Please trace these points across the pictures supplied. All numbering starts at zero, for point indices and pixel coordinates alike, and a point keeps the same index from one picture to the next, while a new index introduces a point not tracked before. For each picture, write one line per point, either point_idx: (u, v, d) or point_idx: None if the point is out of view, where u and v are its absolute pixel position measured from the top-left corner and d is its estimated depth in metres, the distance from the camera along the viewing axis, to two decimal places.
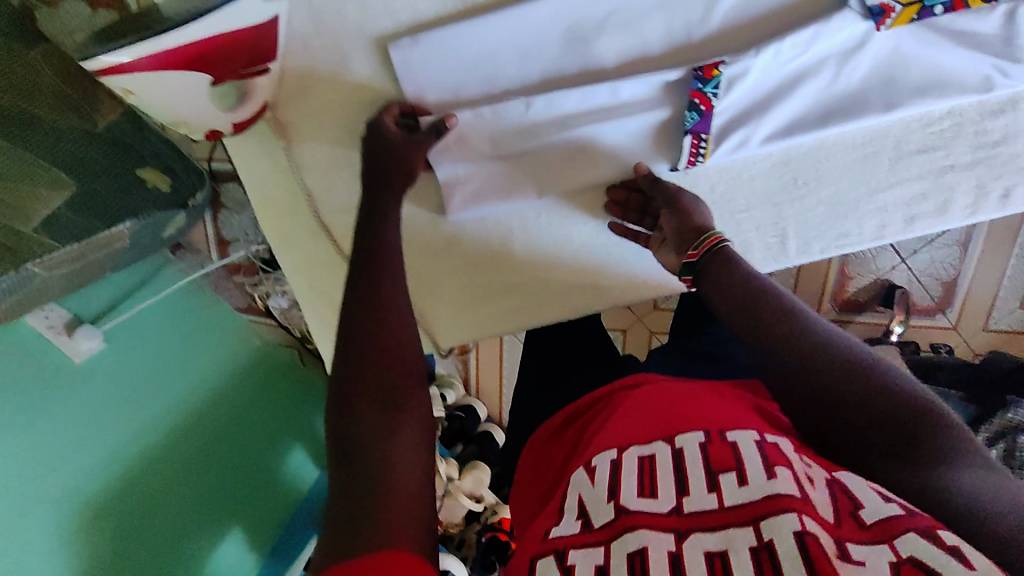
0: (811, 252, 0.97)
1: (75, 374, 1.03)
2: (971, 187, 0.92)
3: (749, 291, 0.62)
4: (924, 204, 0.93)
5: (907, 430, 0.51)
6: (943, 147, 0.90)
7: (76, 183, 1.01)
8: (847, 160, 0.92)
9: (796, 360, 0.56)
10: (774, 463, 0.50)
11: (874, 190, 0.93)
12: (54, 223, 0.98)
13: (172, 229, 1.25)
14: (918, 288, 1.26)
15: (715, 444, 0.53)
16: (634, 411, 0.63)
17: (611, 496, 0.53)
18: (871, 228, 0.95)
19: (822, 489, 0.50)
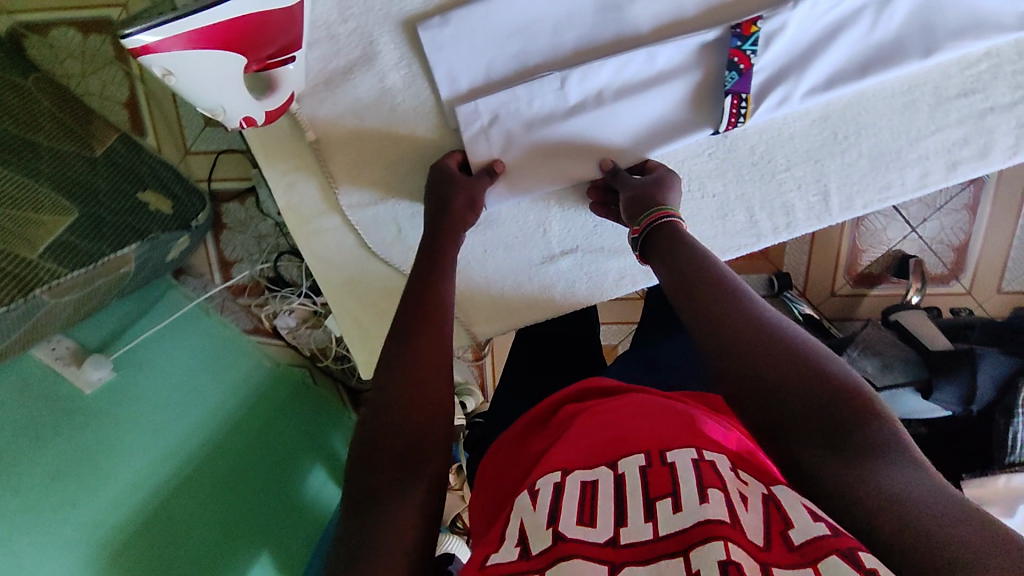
0: (859, 211, 0.77)
1: (87, 406, 0.99)
2: (1010, 127, 0.74)
3: (688, 267, 0.59)
4: (965, 148, 0.75)
5: (830, 420, 0.47)
6: (988, 84, 0.73)
7: (77, 207, 1.02)
8: (907, 101, 0.74)
9: (735, 333, 0.52)
10: (708, 483, 0.45)
11: (914, 136, 0.75)
12: (58, 247, 0.95)
13: (175, 253, 1.22)
14: (930, 255, 1.28)
15: (654, 468, 0.48)
16: (588, 430, 0.56)
17: (550, 522, 0.45)
18: (916, 179, 0.76)
19: (754, 509, 0.45)
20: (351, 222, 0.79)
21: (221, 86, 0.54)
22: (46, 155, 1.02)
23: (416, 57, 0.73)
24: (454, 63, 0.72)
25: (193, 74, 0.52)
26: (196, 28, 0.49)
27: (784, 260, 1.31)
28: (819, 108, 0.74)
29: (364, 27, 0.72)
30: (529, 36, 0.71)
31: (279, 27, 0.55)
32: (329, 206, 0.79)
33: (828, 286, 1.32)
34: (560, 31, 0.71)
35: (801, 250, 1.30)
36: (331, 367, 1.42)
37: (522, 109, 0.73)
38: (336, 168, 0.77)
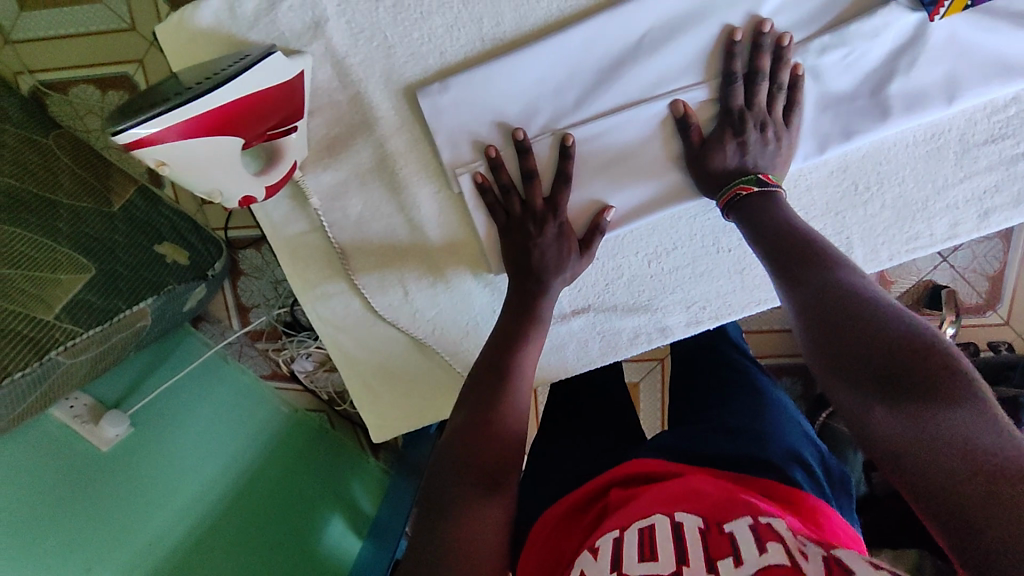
0: (884, 261, 0.75)
1: (104, 464, 0.98)
2: None
3: (783, 234, 0.60)
4: (996, 196, 0.72)
5: (904, 365, 0.48)
6: (1015, 131, 0.69)
7: (95, 264, 1.03)
8: (930, 150, 0.71)
9: (823, 296, 0.54)
10: (766, 539, 0.45)
11: (940, 185, 0.72)
12: (74, 307, 0.96)
13: (191, 302, 1.22)
14: (963, 284, 1.23)
15: (712, 533, 0.48)
16: (646, 494, 0.56)
17: (613, 566, 0.46)
18: (945, 229, 0.73)
19: (819, 552, 0.44)
20: (356, 286, 0.79)
21: (215, 161, 0.55)
22: (63, 213, 1.04)
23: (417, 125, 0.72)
24: (455, 129, 0.70)
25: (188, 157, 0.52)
26: (191, 116, 0.50)
27: None
28: (834, 161, 0.71)
29: (363, 92, 0.70)
30: (531, 96, 0.69)
31: (278, 101, 0.57)
32: (335, 272, 0.79)
33: None
34: (563, 90, 0.69)
35: None
36: (348, 409, 1.40)
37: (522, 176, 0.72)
38: (342, 235, 0.76)
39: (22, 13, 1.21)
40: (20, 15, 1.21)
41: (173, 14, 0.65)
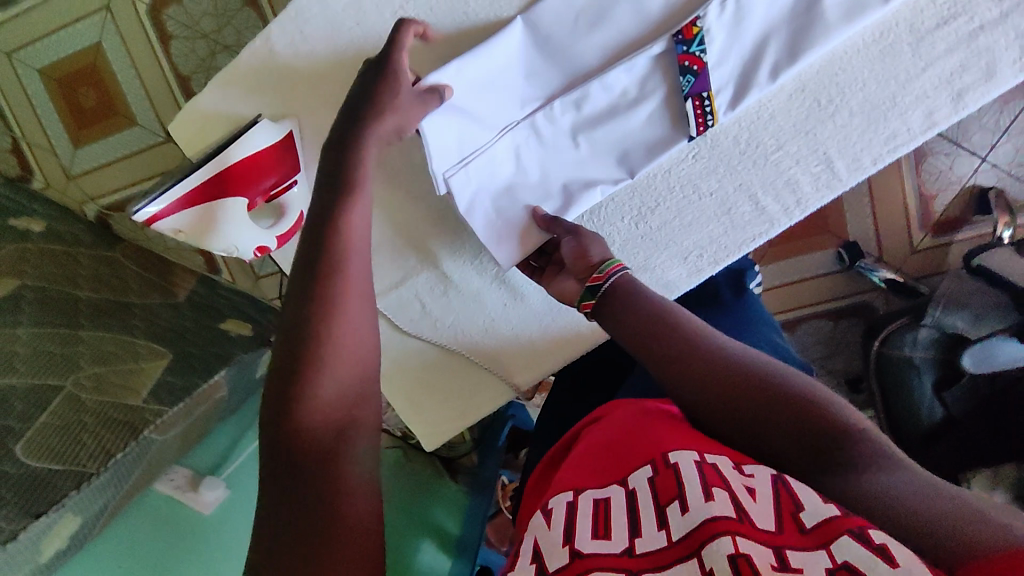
0: (869, 170, 0.61)
1: (208, 528, 1.07)
2: (1011, 37, 0.56)
3: (651, 310, 0.55)
4: (965, 74, 0.58)
5: (820, 442, 0.45)
6: (968, 5, 0.56)
7: (171, 349, 1.16)
8: (882, 47, 0.58)
9: (705, 378, 0.50)
10: (712, 483, 0.43)
11: (902, 80, 0.58)
12: (159, 389, 1.07)
13: (262, 367, 1.31)
14: (1012, 182, 1.16)
15: (660, 473, 0.45)
16: (594, 446, 0.54)
17: (566, 538, 0.43)
18: (923, 122, 0.59)
19: (763, 499, 0.42)
20: None
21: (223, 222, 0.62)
22: (137, 313, 1.21)
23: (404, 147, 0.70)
24: None
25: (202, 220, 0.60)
26: (201, 181, 0.59)
27: (847, 227, 1.23)
28: (788, 83, 0.60)
29: None
30: None
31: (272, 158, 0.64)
32: None
33: (906, 243, 1.22)
34: None
35: (863, 213, 1.22)
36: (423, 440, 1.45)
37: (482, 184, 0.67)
38: None
39: (77, 149, 1.41)
40: (77, 152, 1.41)
41: (179, 112, 0.68)
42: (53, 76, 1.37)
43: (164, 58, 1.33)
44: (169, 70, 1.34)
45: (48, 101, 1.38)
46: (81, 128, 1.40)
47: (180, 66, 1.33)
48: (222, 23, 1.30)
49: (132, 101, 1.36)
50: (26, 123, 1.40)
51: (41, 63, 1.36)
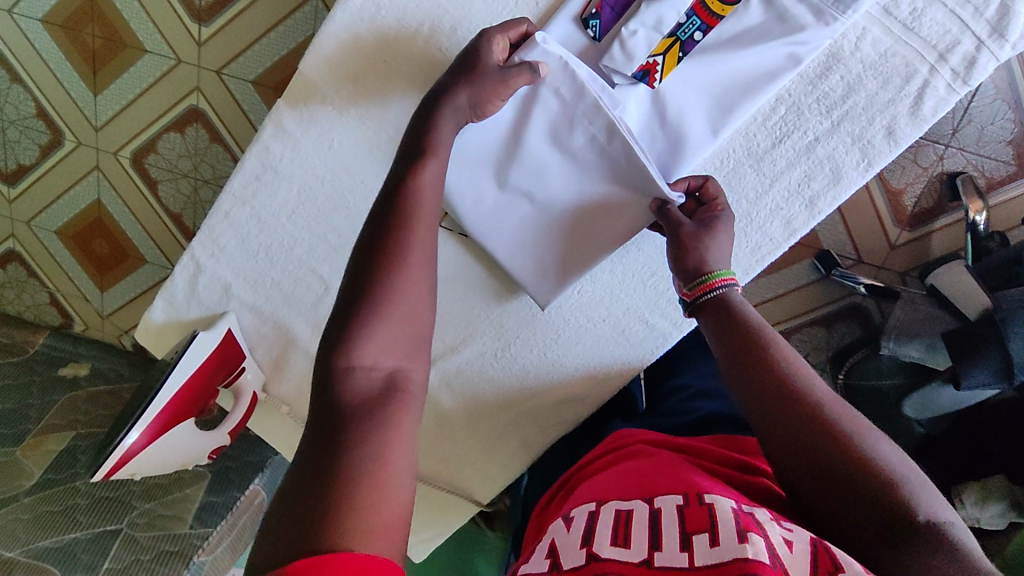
0: (744, 279, 0.63)
1: None
2: (848, 143, 0.57)
3: (743, 340, 0.54)
4: (814, 181, 0.58)
5: (884, 512, 0.44)
6: (798, 122, 0.57)
7: (208, 469, 1.28)
8: (725, 173, 0.60)
9: (784, 425, 0.50)
10: (748, 527, 0.44)
11: (752, 197, 0.60)
12: (203, 512, 1.20)
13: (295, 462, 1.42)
14: (982, 162, 1.11)
15: (692, 507, 0.47)
16: (633, 469, 0.56)
17: (583, 543, 0.46)
18: (782, 231, 0.60)
19: (797, 554, 0.43)
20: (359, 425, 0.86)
21: (175, 438, 0.71)
22: None
23: (323, 321, 0.74)
24: None
25: (153, 451, 0.69)
26: (147, 424, 0.66)
27: (818, 237, 1.21)
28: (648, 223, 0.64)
29: None
30: None
31: (217, 360, 0.72)
32: None
33: (883, 242, 1.19)
34: None
35: (831, 221, 1.20)
36: None
37: None
38: None
39: (104, 292, 1.57)
40: (104, 295, 1.57)
41: (145, 319, 0.77)
42: (69, 235, 1.52)
43: (155, 200, 1.45)
44: (162, 211, 1.46)
45: (70, 257, 1.55)
46: (102, 274, 1.55)
47: (170, 206, 1.45)
48: (197, 162, 1.40)
49: (138, 243, 1.51)
50: (57, 279, 1.57)
51: (56, 225, 1.52)
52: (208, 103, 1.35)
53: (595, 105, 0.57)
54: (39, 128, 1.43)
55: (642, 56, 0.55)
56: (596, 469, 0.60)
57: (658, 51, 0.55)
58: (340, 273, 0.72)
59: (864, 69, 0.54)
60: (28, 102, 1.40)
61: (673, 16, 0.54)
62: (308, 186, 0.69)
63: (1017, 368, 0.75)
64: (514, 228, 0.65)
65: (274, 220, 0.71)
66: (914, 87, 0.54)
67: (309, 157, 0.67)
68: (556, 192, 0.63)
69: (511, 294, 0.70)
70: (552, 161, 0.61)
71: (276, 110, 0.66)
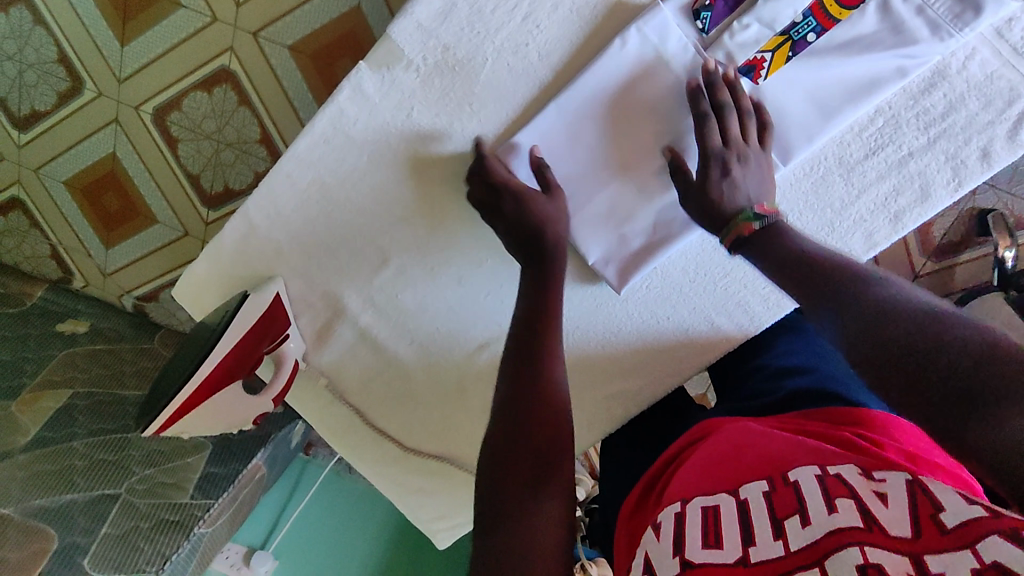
0: None
1: None
2: (941, 161, 0.57)
3: (780, 253, 0.52)
4: (902, 195, 0.59)
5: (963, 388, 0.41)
6: (895, 135, 0.57)
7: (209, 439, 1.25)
8: (813, 180, 0.59)
9: (882, 329, 0.45)
10: (836, 495, 0.43)
11: (837, 207, 0.60)
12: (204, 482, 1.17)
13: (297, 438, 1.39)
14: (1013, 200, 1.13)
15: (776, 490, 0.46)
16: (707, 453, 0.55)
17: (675, 550, 0.45)
18: (864, 242, 0.61)
19: (895, 503, 0.41)
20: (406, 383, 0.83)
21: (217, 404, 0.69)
22: None
23: (377, 295, 0.73)
24: None
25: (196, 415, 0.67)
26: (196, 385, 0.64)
27: None
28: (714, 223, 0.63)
29: None
30: None
31: (265, 325, 0.70)
32: None
33: (908, 269, 1.19)
34: None
35: None
36: None
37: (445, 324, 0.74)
38: None
39: (108, 249, 1.51)
40: (109, 252, 1.52)
41: (183, 279, 0.75)
42: (78, 187, 1.47)
43: (174, 159, 1.41)
44: (180, 170, 1.42)
45: (77, 210, 1.49)
46: (109, 231, 1.50)
47: (189, 166, 1.41)
48: (222, 123, 1.36)
49: (151, 201, 1.46)
50: (60, 231, 1.52)
51: (66, 176, 1.46)
52: (242, 66, 1.31)
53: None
54: (59, 73, 1.37)
55: (749, 49, 0.55)
56: (679, 453, 0.59)
57: (767, 47, 0.55)
58: (401, 247, 0.71)
59: (968, 89, 0.54)
60: (49, 45, 1.34)
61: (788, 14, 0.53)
62: (380, 155, 0.67)
63: None
64: (596, 209, 0.63)
65: (338, 186, 0.69)
66: (1016, 111, 0.54)
67: (386, 126, 0.66)
68: (640, 178, 0.62)
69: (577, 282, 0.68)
70: (644, 142, 0.60)
71: (356, 71, 0.64)
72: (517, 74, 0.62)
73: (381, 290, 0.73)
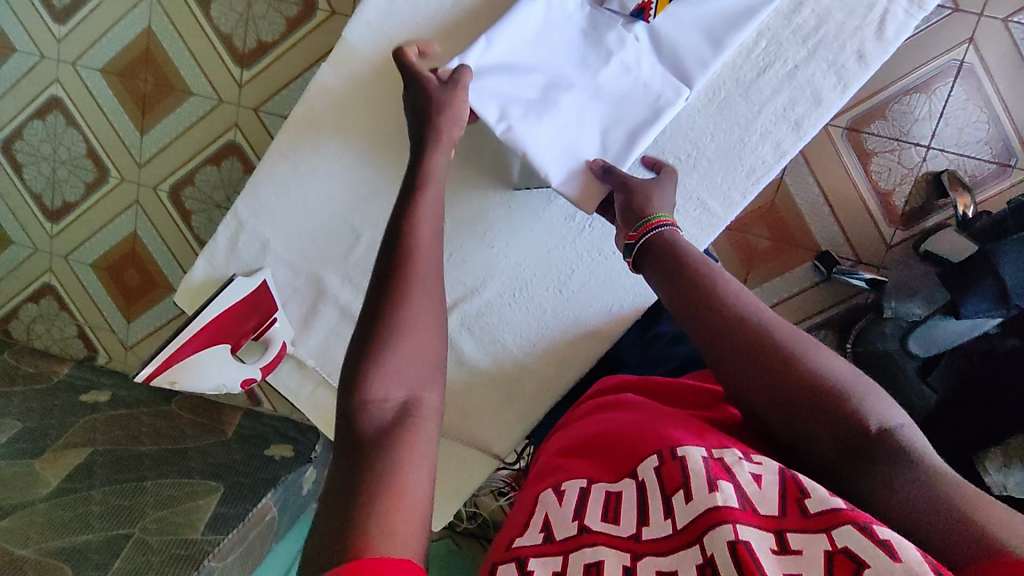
0: (742, 203, 0.69)
1: None
2: (824, 68, 0.64)
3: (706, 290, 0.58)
4: (798, 105, 0.65)
5: (846, 436, 0.48)
6: (778, 52, 0.65)
7: (222, 482, 1.29)
8: (717, 102, 0.67)
9: (738, 358, 0.53)
10: (718, 476, 0.47)
11: (743, 124, 0.67)
12: (214, 520, 1.18)
13: (309, 484, 1.43)
14: (963, 162, 1.19)
15: (666, 463, 0.50)
16: (605, 426, 0.59)
17: (575, 516, 0.49)
18: (773, 153, 0.67)
19: (768, 484, 0.47)
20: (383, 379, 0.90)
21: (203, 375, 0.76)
22: (191, 456, 1.36)
23: (353, 271, 0.80)
24: None
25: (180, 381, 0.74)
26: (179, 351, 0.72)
27: (817, 239, 1.26)
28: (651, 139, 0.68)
29: None
30: None
31: (249, 305, 0.77)
32: None
33: (880, 241, 1.24)
34: None
35: (827, 223, 1.26)
36: (470, 527, 1.46)
37: None
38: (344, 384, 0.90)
39: (130, 321, 1.63)
40: (130, 325, 1.63)
41: (181, 286, 0.82)
42: (103, 267, 1.61)
43: (187, 231, 1.54)
44: (192, 239, 1.55)
45: (102, 289, 1.62)
46: (130, 304, 1.62)
47: (200, 235, 1.53)
48: (229, 192, 1.50)
49: (167, 272, 1.58)
50: (87, 310, 1.64)
51: (92, 258, 1.61)
52: (244, 138, 1.46)
53: (603, 32, 0.66)
54: (87, 167, 1.55)
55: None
56: (583, 425, 0.63)
57: None
58: (371, 223, 0.78)
59: (832, 2, 0.63)
60: (80, 143, 1.54)
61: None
62: (344, 142, 0.77)
63: (1010, 291, 0.86)
64: (550, 128, 0.67)
65: (312, 173, 0.78)
66: (876, 12, 0.62)
67: (347, 115, 0.76)
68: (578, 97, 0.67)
69: (528, 231, 0.74)
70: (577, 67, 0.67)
71: (319, 72, 0.75)
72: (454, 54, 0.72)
73: (357, 266, 0.79)
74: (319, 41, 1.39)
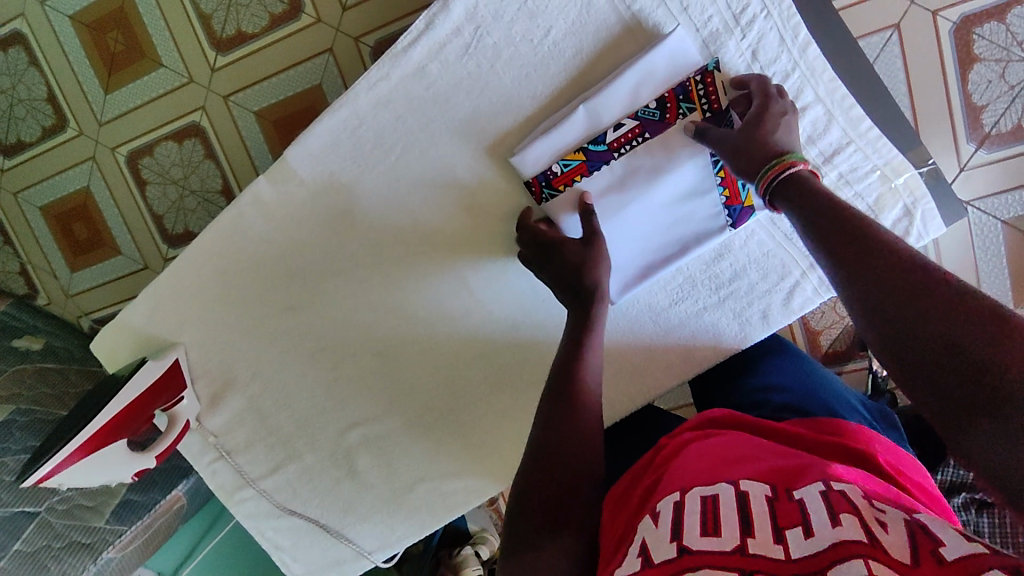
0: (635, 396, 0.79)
1: None
2: (729, 316, 0.78)
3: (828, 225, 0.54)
4: (700, 338, 0.78)
5: (977, 375, 0.42)
6: (691, 291, 0.77)
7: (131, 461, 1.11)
8: (632, 318, 0.78)
9: (900, 308, 0.46)
10: (839, 509, 0.38)
11: (649, 340, 0.79)
12: (121, 510, 1.02)
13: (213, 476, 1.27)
14: None
15: (780, 500, 0.41)
16: (715, 447, 0.52)
17: (675, 536, 0.40)
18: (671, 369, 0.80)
19: (896, 530, 0.36)
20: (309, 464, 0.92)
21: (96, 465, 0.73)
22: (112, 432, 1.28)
23: (263, 368, 0.82)
24: None
25: None
26: None
27: None
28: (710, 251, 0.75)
29: None
30: None
31: (162, 386, 0.77)
32: None
33: None
34: None
35: None
36: None
37: (323, 396, 0.84)
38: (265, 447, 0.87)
39: (74, 272, 1.53)
40: (73, 275, 1.53)
41: (102, 332, 0.80)
42: (53, 214, 1.51)
43: (141, 200, 1.46)
44: (146, 210, 1.47)
45: (50, 237, 1.52)
46: (76, 256, 1.52)
47: (154, 207, 1.46)
48: (188, 172, 1.43)
49: (116, 234, 1.49)
50: (31, 251, 1.53)
51: (42, 202, 1.51)
52: (210, 124, 1.39)
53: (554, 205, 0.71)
54: (45, 110, 1.45)
55: (572, 145, 0.68)
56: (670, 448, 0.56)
57: (569, 156, 0.69)
58: (288, 332, 0.80)
59: (749, 262, 0.76)
60: (40, 85, 1.44)
61: (604, 124, 0.68)
62: (274, 253, 0.75)
63: None
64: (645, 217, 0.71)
65: (238, 275, 0.76)
66: (778, 285, 0.77)
67: (277, 228, 0.74)
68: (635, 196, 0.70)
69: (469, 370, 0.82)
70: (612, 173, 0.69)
71: (256, 182, 0.72)
72: (389, 200, 0.73)
73: (267, 366, 0.82)
74: (299, 46, 1.32)
